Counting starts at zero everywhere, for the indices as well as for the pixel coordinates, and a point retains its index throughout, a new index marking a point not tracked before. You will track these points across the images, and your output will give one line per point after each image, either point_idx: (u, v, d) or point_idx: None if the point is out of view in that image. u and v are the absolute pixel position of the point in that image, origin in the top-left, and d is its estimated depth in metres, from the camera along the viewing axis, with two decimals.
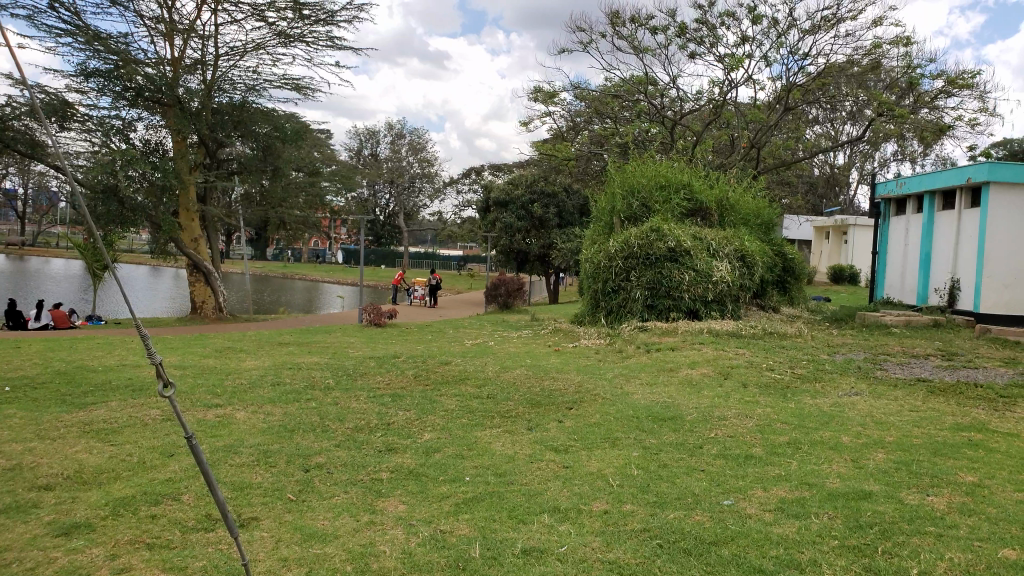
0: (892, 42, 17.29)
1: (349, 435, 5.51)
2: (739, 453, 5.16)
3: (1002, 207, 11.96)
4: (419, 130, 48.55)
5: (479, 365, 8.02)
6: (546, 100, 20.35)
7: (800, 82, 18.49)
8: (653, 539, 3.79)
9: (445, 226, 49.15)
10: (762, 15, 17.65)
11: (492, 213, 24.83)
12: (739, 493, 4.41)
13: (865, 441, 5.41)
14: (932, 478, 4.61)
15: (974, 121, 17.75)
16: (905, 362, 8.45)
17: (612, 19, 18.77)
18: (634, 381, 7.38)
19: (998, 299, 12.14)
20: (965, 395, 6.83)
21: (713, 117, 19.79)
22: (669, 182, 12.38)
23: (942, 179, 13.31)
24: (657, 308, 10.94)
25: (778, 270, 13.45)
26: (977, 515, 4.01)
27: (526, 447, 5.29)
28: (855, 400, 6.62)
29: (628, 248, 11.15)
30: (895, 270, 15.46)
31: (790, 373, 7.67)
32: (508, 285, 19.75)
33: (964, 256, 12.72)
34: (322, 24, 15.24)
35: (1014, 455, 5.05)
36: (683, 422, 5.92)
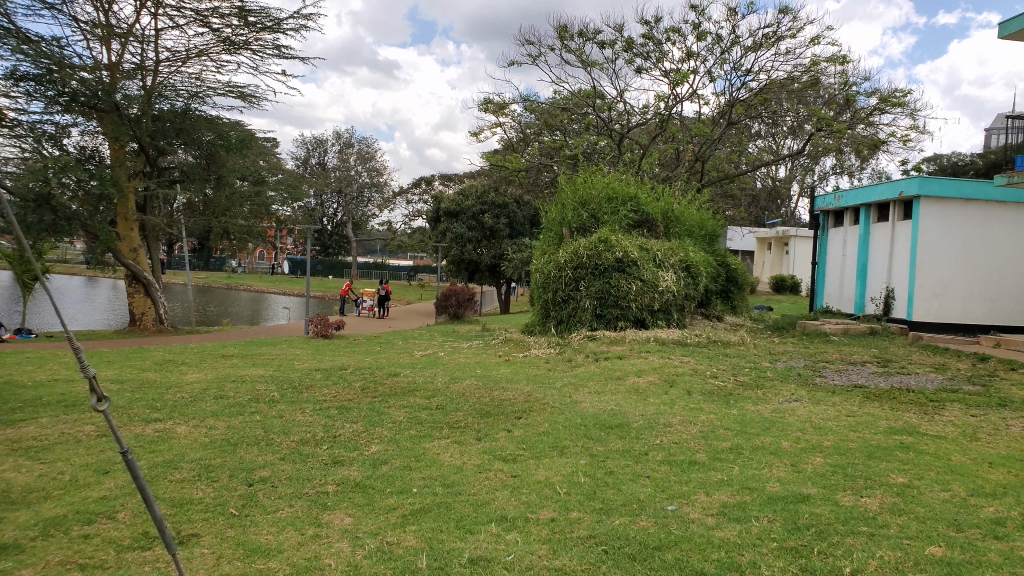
0: (830, 60, 17.90)
1: (295, 449, 5.43)
2: (683, 459, 5.25)
3: (933, 219, 12.46)
4: (367, 140, 48.18)
5: (428, 377, 7.99)
6: (496, 111, 20.44)
7: (743, 97, 18.98)
8: (599, 545, 3.84)
9: (395, 236, 48.81)
10: (706, 31, 18.07)
11: (442, 223, 24.87)
12: (682, 498, 4.50)
13: (804, 446, 5.57)
14: (866, 480, 4.78)
15: (906, 137, 18.49)
16: (842, 369, 8.73)
17: (561, 32, 18.96)
18: (583, 390, 7.44)
19: (930, 307, 12.61)
20: (899, 400, 7.09)
21: (659, 131, 20.15)
22: (617, 194, 12.56)
23: (877, 193, 13.83)
24: (605, 317, 11.08)
25: (721, 280, 13.71)
26: (907, 514, 4.18)
27: (474, 457, 5.30)
28: (796, 406, 6.80)
29: (577, 259, 11.27)
30: (833, 280, 15.99)
31: (733, 380, 7.86)
32: (458, 295, 19.69)
33: (898, 267, 13.22)
34: (268, 32, 15.07)
35: (941, 457, 5.27)
36: (630, 430, 6.01)
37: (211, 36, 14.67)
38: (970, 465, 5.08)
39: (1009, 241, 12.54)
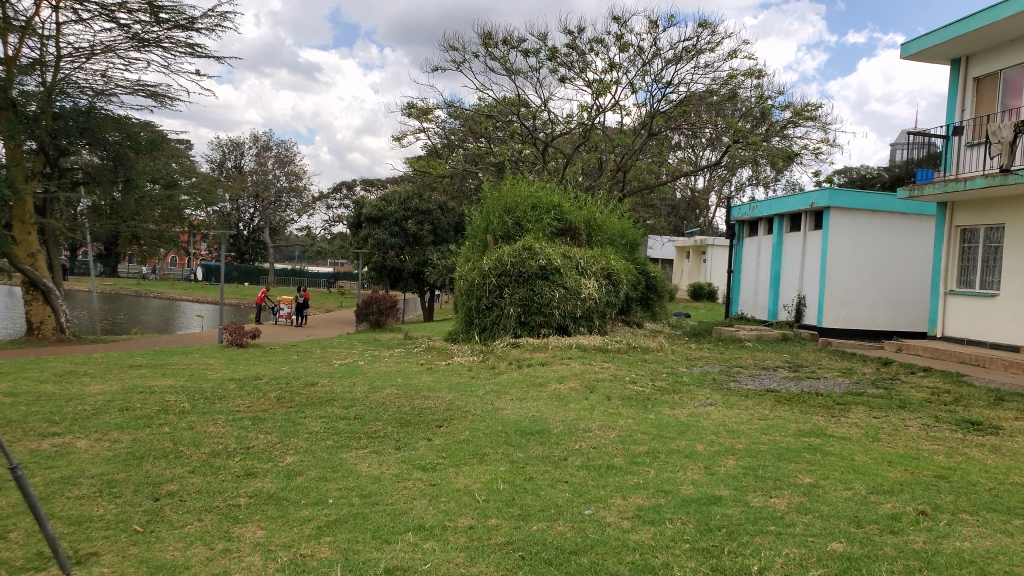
0: (746, 74, 18.58)
1: (205, 461, 5.25)
2: (601, 464, 5.33)
3: (841, 230, 13.08)
4: (286, 143, 47.18)
5: (347, 386, 7.85)
6: (419, 116, 20.35)
7: (663, 109, 19.52)
8: (516, 551, 3.85)
9: (315, 242, 47.91)
10: (629, 43, 18.49)
11: (364, 229, 24.64)
12: (600, 502, 4.57)
13: (717, 449, 5.75)
14: (774, 481, 4.96)
15: (818, 150, 19.33)
16: (755, 373, 9.05)
17: (485, 39, 19.05)
18: (505, 397, 7.46)
19: (838, 314, 13.18)
20: (808, 403, 7.38)
21: (582, 140, 20.50)
22: (541, 203, 12.68)
23: (789, 204, 14.42)
24: (528, 324, 11.17)
25: (642, 288, 13.99)
26: (812, 513, 4.36)
27: (392, 467, 5.24)
28: (710, 410, 7.01)
29: (501, 265, 11.30)
30: (748, 288, 16.59)
31: (651, 386, 8.03)
32: (380, 303, 19.49)
33: (809, 275, 13.81)
34: (180, 30, 14.59)
35: (845, 457, 5.53)
36: (549, 436, 6.06)
37: (118, 32, 14.10)
38: (871, 464, 5.35)
39: (911, 251, 13.27)
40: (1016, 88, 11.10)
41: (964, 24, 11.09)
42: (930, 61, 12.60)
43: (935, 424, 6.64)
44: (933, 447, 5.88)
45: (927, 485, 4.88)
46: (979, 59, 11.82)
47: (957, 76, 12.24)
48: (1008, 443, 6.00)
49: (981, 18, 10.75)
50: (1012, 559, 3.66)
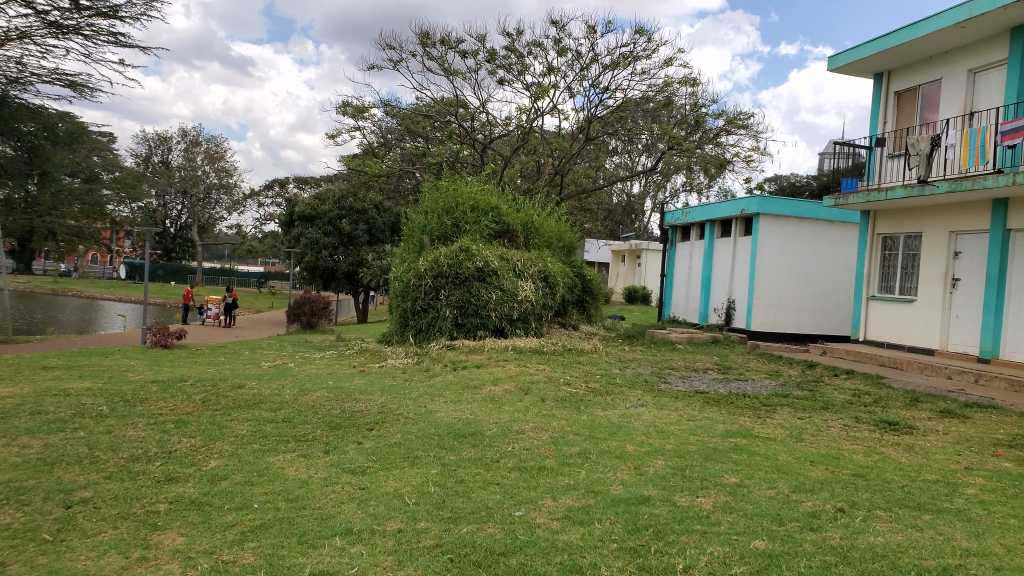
0: (681, 81, 18.98)
1: (122, 466, 5.05)
2: (532, 465, 5.36)
3: (770, 236, 13.51)
4: (216, 139, 45.93)
5: (276, 388, 7.68)
6: (355, 114, 20.08)
7: (601, 114, 19.81)
8: (444, 554, 3.84)
9: (246, 241, 46.76)
10: (567, 48, 18.66)
11: (296, 228, 24.23)
12: (530, 504, 4.59)
13: (647, 449, 5.85)
14: (701, 481, 5.07)
15: (750, 158, 19.86)
16: (686, 375, 9.22)
17: (423, 39, 18.95)
18: (439, 399, 7.41)
19: (766, 318, 13.59)
20: (735, 405, 7.57)
21: (521, 143, 20.58)
22: (479, 204, 12.69)
23: (720, 210, 14.83)
24: (464, 326, 11.13)
25: (578, 290, 14.12)
26: (736, 512, 4.46)
27: (321, 471, 5.14)
28: (641, 411, 7.14)
29: (437, 267, 11.22)
30: (680, 291, 16.99)
31: (584, 387, 8.10)
32: (313, 304, 19.15)
33: (739, 280, 14.21)
34: (103, 18, 14.04)
35: (769, 457, 5.70)
36: (482, 438, 6.05)
37: (34, 18, 13.46)
38: (794, 464, 5.52)
39: (835, 258, 13.79)
40: (933, 103, 11.66)
41: (886, 40, 11.59)
42: (855, 74, 13.13)
43: (855, 424, 6.90)
44: (852, 446, 6.11)
45: (846, 483, 5.07)
46: (899, 74, 12.37)
47: (880, 89, 12.77)
48: (920, 442, 6.29)
49: (902, 35, 11.25)
50: (921, 553, 3.82)
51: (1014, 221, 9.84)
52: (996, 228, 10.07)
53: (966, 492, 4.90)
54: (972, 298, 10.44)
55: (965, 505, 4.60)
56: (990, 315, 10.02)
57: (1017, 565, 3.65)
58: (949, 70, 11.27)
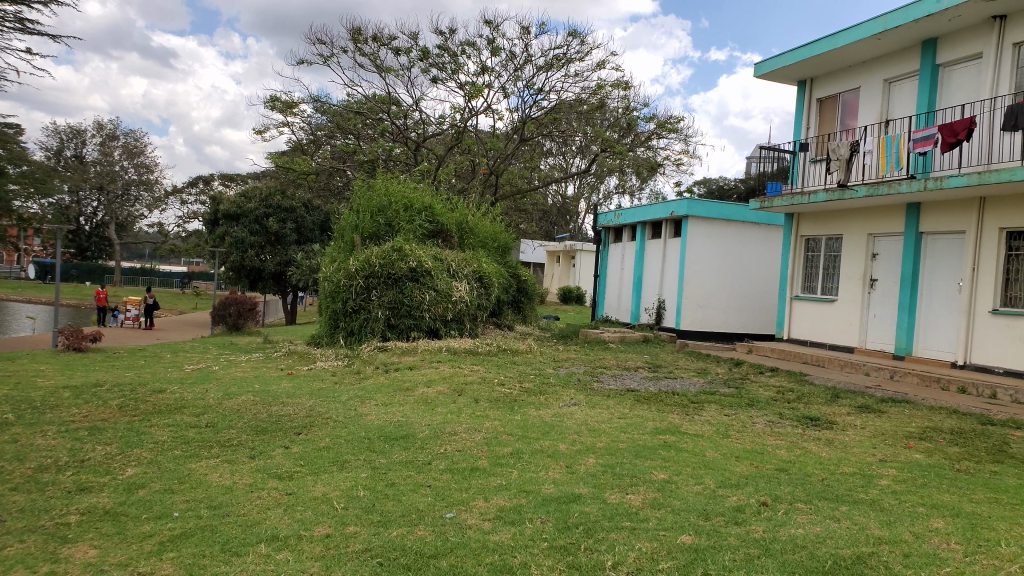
0: (614, 84, 19.28)
1: (30, 477, 4.80)
2: (465, 466, 5.34)
3: (698, 238, 13.83)
4: (134, 133, 44.24)
5: (199, 393, 7.42)
6: (283, 110, 19.64)
7: (535, 115, 19.90)
8: (373, 558, 3.78)
9: (168, 239, 45.14)
10: (501, 48, 18.68)
11: (220, 226, 23.55)
12: (461, 505, 4.56)
13: (579, 448, 5.89)
14: (631, 478, 5.14)
15: (679, 161, 20.30)
16: (618, 374, 9.38)
17: (354, 35, 18.67)
18: (370, 402, 7.31)
19: (695, 317, 13.89)
20: (665, 402, 7.72)
21: (454, 142, 20.53)
22: (412, 203, 12.61)
23: (651, 212, 15.10)
24: (397, 327, 11.02)
25: (513, 291, 14.14)
26: (664, 508, 4.55)
27: (245, 476, 5.00)
28: (573, 410, 7.19)
29: (368, 267, 11.03)
30: (613, 292, 17.24)
31: (518, 388, 8.13)
32: (239, 305, 18.65)
33: (669, 280, 14.50)
34: (9, 3, 13.29)
35: (697, 453, 5.83)
36: (415, 440, 6.00)
37: None
38: (721, 460, 5.66)
39: (760, 259, 14.22)
40: (853, 110, 12.14)
41: (809, 48, 12.00)
42: (780, 81, 13.56)
43: (779, 420, 7.12)
44: (776, 441, 6.30)
45: (769, 477, 5.22)
46: (821, 81, 12.83)
47: (803, 96, 13.22)
48: (841, 436, 6.53)
49: (823, 44, 11.67)
50: (838, 543, 3.97)
51: (927, 224, 10.34)
52: (910, 230, 10.56)
53: (880, 483, 5.11)
54: (889, 298, 10.92)
55: (879, 495, 4.80)
56: (905, 313, 10.49)
57: (926, 551, 3.82)
58: (867, 79, 11.76)
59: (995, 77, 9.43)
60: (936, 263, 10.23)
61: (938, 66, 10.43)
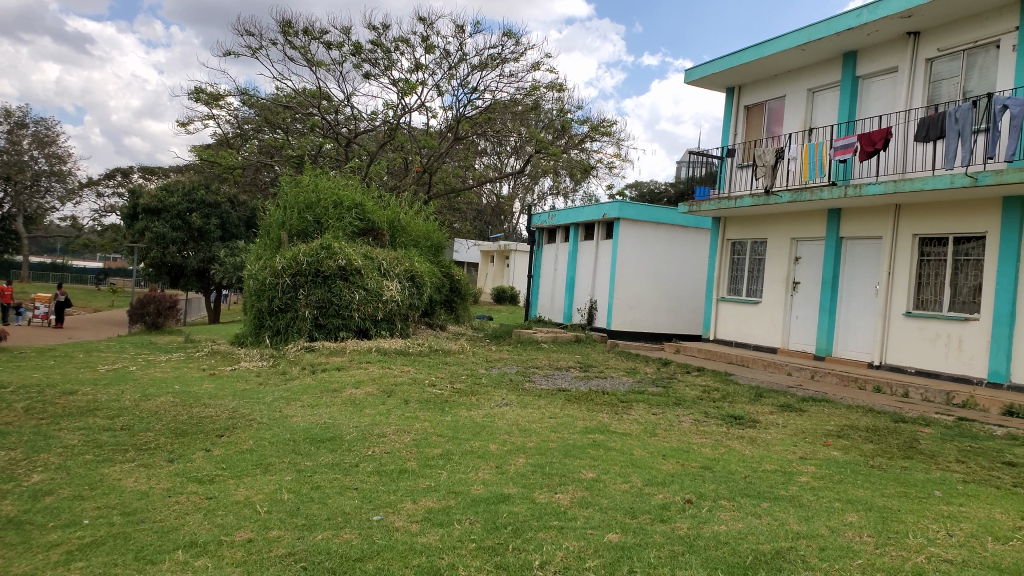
0: (548, 86, 19.43)
1: None
2: (393, 468, 5.27)
3: (629, 240, 14.06)
4: (46, 121, 42.08)
5: (114, 394, 7.11)
6: (208, 101, 19.03)
7: (469, 114, 19.85)
8: (297, 562, 3.69)
9: (82, 234, 43.11)
10: (435, 45, 18.56)
11: (140, 221, 22.66)
12: (388, 507, 4.50)
13: (509, 448, 5.89)
14: (559, 478, 5.17)
15: (612, 164, 20.61)
16: (550, 373, 9.44)
17: (284, 27, 18.24)
18: (296, 404, 7.13)
19: (626, 318, 14.10)
20: (595, 401, 7.82)
21: (387, 139, 20.32)
22: (343, 200, 12.42)
23: (584, 214, 15.27)
24: (325, 327, 10.82)
25: (446, 291, 14.08)
26: (592, 506, 4.59)
27: (163, 481, 4.81)
28: (504, 410, 7.19)
29: (296, 265, 10.78)
30: (546, 292, 17.38)
31: (449, 388, 8.08)
32: (159, 303, 17.98)
33: (601, 281, 14.70)
34: None
35: (625, 452, 5.91)
36: (341, 442, 5.89)
37: None
38: (648, 458, 5.75)
39: (689, 261, 14.56)
40: (778, 118, 12.55)
41: (737, 57, 12.33)
42: (710, 87, 13.89)
43: (705, 419, 7.30)
44: (701, 440, 6.45)
45: (694, 475, 5.34)
46: (748, 89, 13.21)
47: (731, 103, 13.58)
48: (763, 434, 6.74)
49: (750, 53, 12.02)
50: (759, 538, 4.08)
51: (846, 230, 10.77)
52: (831, 235, 10.98)
53: (800, 479, 5.29)
54: (810, 300, 11.32)
55: (798, 492, 4.97)
56: (825, 315, 10.90)
57: (840, 545, 3.97)
58: (791, 89, 12.17)
59: (909, 90, 9.90)
60: (854, 267, 10.67)
61: (857, 78, 10.88)
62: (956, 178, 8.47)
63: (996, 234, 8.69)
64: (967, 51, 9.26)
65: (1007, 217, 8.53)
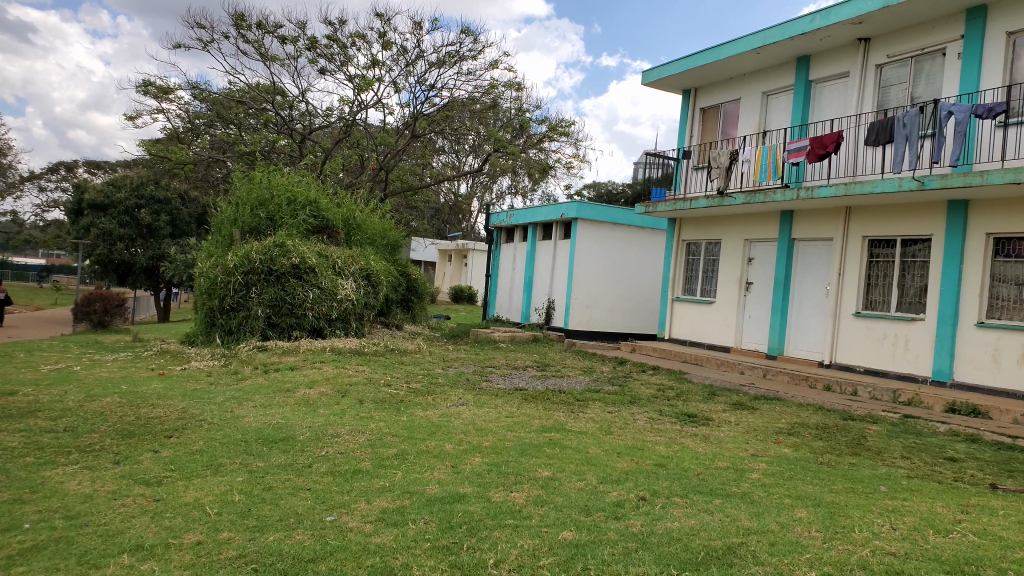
0: (507, 85, 19.45)
1: None
2: (347, 469, 5.21)
3: (586, 240, 14.15)
4: None
5: (55, 395, 6.89)
6: (158, 95, 18.58)
7: (427, 111, 19.73)
8: (248, 564, 3.63)
9: (24, 229, 41.70)
10: (392, 42, 18.42)
11: (86, 217, 22.01)
12: (342, 508, 4.45)
13: (465, 448, 5.88)
14: (515, 477, 5.17)
15: (570, 164, 20.71)
16: (507, 373, 9.45)
17: (237, 20, 17.90)
18: (247, 404, 7.01)
19: (583, 317, 14.19)
20: (551, 400, 7.85)
21: (343, 136, 20.11)
22: (297, 197, 12.25)
23: (542, 213, 15.32)
24: (278, 326, 10.65)
25: (402, 289, 13.99)
26: (547, 505, 4.61)
27: (108, 483, 4.69)
28: (461, 410, 7.17)
29: (248, 263, 10.58)
30: (504, 291, 17.40)
31: (405, 388, 8.02)
32: (106, 301, 17.59)
33: (558, 281, 14.77)
34: None
35: (581, 450, 5.95)
36: (294, 442, 5.81)
37: None
38: (603, 456, 5.80)
39: (645, 262, 14.73)
40: (733, 121, 12.77)
41: (693, 59, 12.50)
42: (666, 89, 14.05)
43: (659, 417, 7.39)
44: (656, 438, 6.53)
45: (648, 473, 5.40)
46: (704, 91, 13.39)
47: (687, 105, 13.75)
48: (715, 432, 6.85)
49: (706, 56, 12.20)
50: (710, 534, 4.15)
51: (798, 231, 11.01)
52: (783, 236, 11.22)
53: (751, 476, 5.39)
54: (763, 300, 11.55)
55: (749, 488, 5.06)
56: (777, 315, 11.13)
57: (789, 540, 4.06)
58: (746, 92, 12.40)
59: (859, 95, 10.18)
60: (806, 268, 10.91)
61: (810, 83, 11.12)
62: (903, 181, 8.71)
63: (940, 236, 8.99)
64: (914, 57, 9.57)
65: (952, 220, 8.82)
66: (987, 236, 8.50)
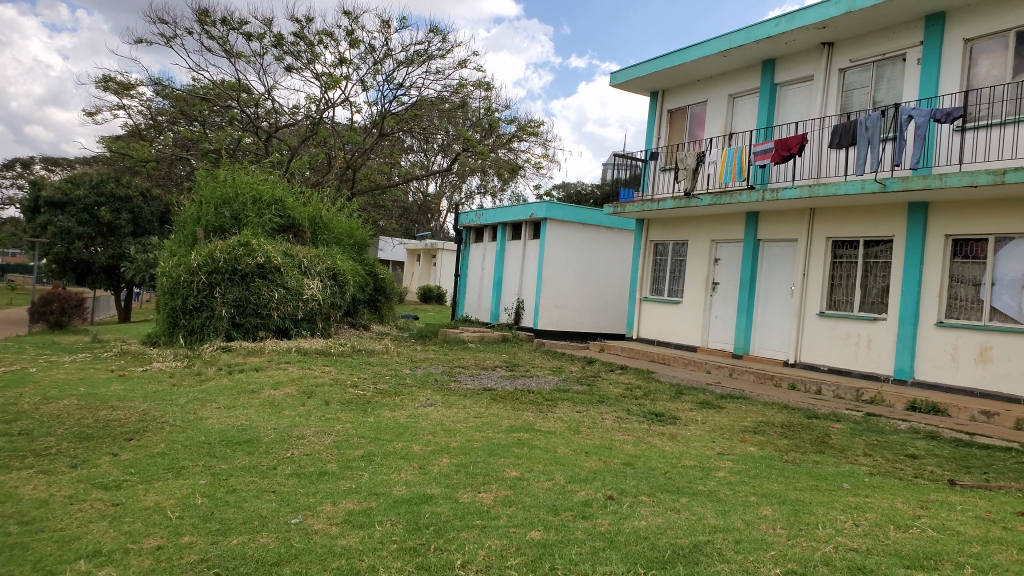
0: (475, 84, 19.41)
1: None
2: (313, 471, 5.15)
3: (555, 240, 14.18)
4: None
5: (9, 398, 6.69)
6: (118, 91, 18.20)
7: (395, 110, 19.59)
8: (210, 568, 3.56)
9: None
10: (360, 40, 18.28)
11: (43, 215, 21.46)
12: (307, 510, 4.40)
13: (432, 449, 5.84)
14: (483, 477, 5.15)
15: (539, 164, 20.74)
16: (475, 373, 9.43)
17: (201, 15, 17.61)
18: (210, 405, 6.90)
19: (552, 317, 14.20)
20: (519, 400, 7.84)
21: (310, 134, 19.89)
22: (262, 196, 12.08)
23: (512, 214, 15.30)
24: (242, 326, 10.49)
25: (370, 289, 13.88)
26: (515, 505, 4.60)
27: (64, 488, 4.57)
28: (429, 410, 7.14)
29: (211, 262, 10.41)
30: (473, 291, 17.36)
31: (372, 389, 7.96)
32: (64, 301, 17.19)
33: (527, 281, 14.77)
34: None
35: (549, 450, 5.95)
36: (259, 444, 5.72)
37: None
38: (570, 456, 5.80)
39: (613, 262, 14.80)
40: (700, 123, 12.90)
41: (661, 61, 12.59)
42: (634, 91, 14.14)
43: (626, 416, 7.42)
44: (624, 437, 6.56)
45: (615, 472, 5.42)
46: (672, 93, 13.50)
47: (655, 106, 13.85)
48: (682, 431, 6.91)
49: (674, 59, 12.30)
50: (677, 532, 4.18)
51: (763, 232, 11.15)
52: (749, 237, 11.35)
53: (717, 474, 5.44)
54: (729, 300, 11.68)
55: (716, 486, 5.11)
56: (743, 315, 11.25)
57: (754, 537, 4.10)
58: (712, 94, 12.53)
59: (823, 99, 10.34)
60: (771, 268, 11.06)
61: (775, 86, 11.28)
62: (866, 183, 8.87)
63: (901, 237, 9.16)
64: (876, 62, 9.75)
65: (912, 221, 9.00)
66: (946, 237, 8.69)
